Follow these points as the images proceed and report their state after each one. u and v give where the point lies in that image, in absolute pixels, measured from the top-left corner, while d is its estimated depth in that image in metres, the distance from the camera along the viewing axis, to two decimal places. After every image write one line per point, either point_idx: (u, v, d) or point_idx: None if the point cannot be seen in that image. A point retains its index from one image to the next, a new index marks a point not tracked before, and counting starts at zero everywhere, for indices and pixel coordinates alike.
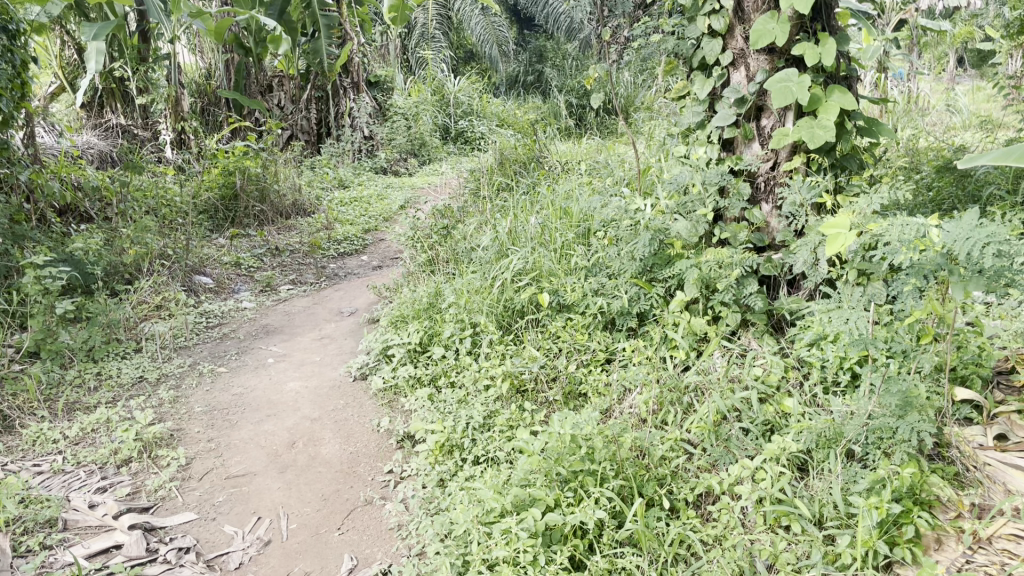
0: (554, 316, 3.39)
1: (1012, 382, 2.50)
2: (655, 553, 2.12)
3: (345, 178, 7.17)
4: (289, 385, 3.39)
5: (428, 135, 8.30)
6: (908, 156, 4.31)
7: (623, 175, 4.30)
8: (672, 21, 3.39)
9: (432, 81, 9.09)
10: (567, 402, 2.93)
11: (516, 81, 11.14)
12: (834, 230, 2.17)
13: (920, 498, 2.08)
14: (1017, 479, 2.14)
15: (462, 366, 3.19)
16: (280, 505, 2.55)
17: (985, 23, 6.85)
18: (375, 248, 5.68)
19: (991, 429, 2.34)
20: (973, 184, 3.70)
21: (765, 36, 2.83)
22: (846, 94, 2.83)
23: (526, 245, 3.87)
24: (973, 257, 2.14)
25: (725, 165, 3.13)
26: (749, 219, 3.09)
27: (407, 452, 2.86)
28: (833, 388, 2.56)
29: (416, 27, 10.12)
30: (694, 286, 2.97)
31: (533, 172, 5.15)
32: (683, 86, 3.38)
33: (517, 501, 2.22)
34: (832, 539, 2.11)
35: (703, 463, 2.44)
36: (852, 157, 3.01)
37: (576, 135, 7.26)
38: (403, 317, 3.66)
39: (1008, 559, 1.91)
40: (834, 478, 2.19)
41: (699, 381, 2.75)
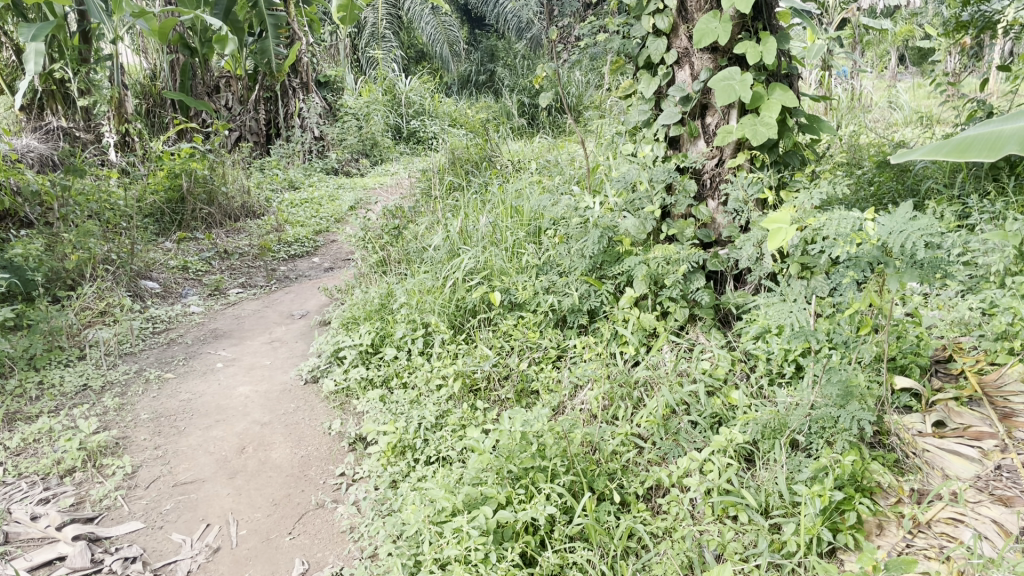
0: (505, 314, 3.40)
1: (950, 369, 2.58)
2: (605, 547, 2.14)
3: (296, 179, 7.10)
4: (239, 390, 3.35)
5: (380, 135, 8.20)
6: (850, 152, 4.40)
7: (573, 174, 4.33)
8: (618, 20, 3.42)
9: (383, 80, 9.03)
10: (519, 400, 2.95)
11: (468, 81, 11.08)
12: (776, 226, 2.23)
13: (862, 484, 2.15)
14: (954, 464, 2.22)
15: (414, 367, 3.18)
16: (229, 511, 2.52)
17: (925, 22, 7.01)
18: (326, 249, 5.64)
19: (929, 417, 2.40)
20: (911, 178, 3.79)
21: (708, 35, 2.88)
22: (787, 92, 2.91)
23: (477, 245, 3.87)
24: (907, 250, 2.20)
25: (672, 162, 3.18)
26: (695, 215, 3.15)
27: (359, 454, 2.85)
28: (778, 380, 2.63)
29: (365, 26, 10.22)
30: (643, 282, 3.00)
31: (485, 172, 5.16)
32: (630, 85, 3.45)
33: (468, 499, 2.22)
34: (778, 528, 2.15)
35: (654, 456, 2.47)
36: (794, 154, 3.09)
37: (528, 135, 7.27)
38: (354, 318, 3.63)
39: (946, 542, 1.98)
40: (779, 467, 2.25)
41: (649, 376, 2.78)
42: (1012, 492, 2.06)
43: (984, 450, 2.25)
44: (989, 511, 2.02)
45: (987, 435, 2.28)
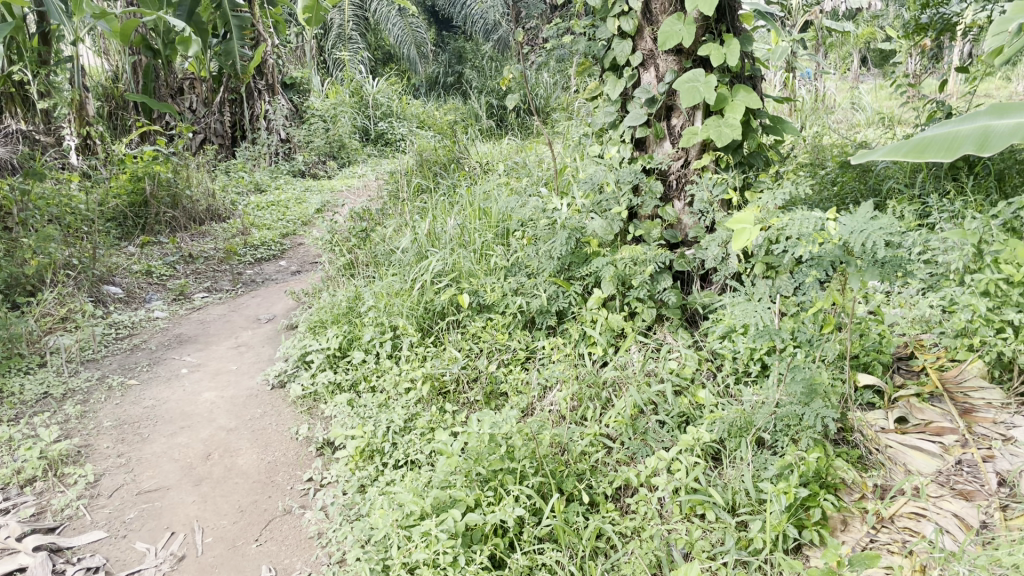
0: (474, 316, 3.39)
1: (911, 366, 2.67)
2: (574, 548, 2.14)
3: (262, 182, 7.04)
4: (204, 396, 3.30)
5: (348, 137, 8.15)
6: (814, 152, 4.45)
7: (541, 176, 4.33)
8: (583, 22, 3.43)
9: (350, 82, 8.94)
10: (488, 402, 2.94)
11: (436, 82, 11.08)
12: (740, 226, 2.26)
13: (826, 481, 2.18)
14: (916, 460, 2.27)
15: (383, 370, 3.16)
16: (194, 519, 2.48)
17: (887, 24, 7.11)
18: (294, 252, 5.59)
19: (892, 413, 2.46)
20: (873, 178, 3.85)
21: (673, 37, 2.91)
22: (751, 93, 2.96)
23: (445, 247, 3.85)
24: (868, 249, 2.26)
25: (638, 164, 3.20)
26: (662, 216, 3.17)
27: (327, 459, 2.83)
28: (744, 378, 2.67)
29: (332, 27, 10.18)
30: (610, 283, 3.02)
31: (453, 173, 5.15)
32: (596, 87, 3.46)
33: (437, 502, 2.21)
34: (744, 525, 2.17)
35: (622, 456, 2.48)
36: (758, 155, 3.14)
37: (497, 137, 7.27)
38: (322, 322, 3.59)
39: (909, 536, 2.01)
40: (745, 465, 2.27)
41: (617, 376, 2.80)
42: (972, 486, 2.11)
43: (944, 445, 2.30)
44: (950, 505, 2.05)
45: (948, 431, 2.35)
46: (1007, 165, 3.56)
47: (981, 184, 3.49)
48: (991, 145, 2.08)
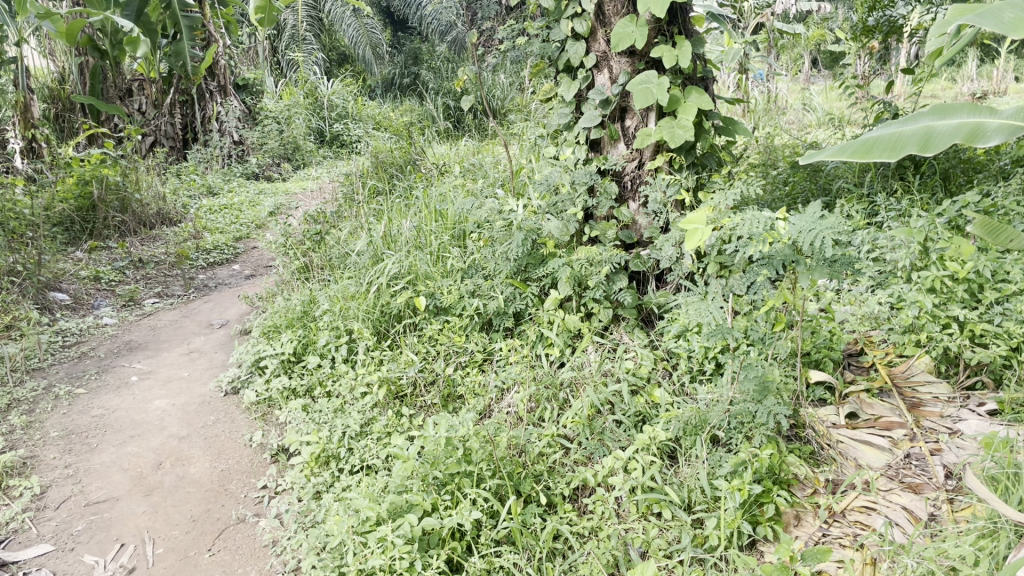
0: (431, 319, 3.35)
1: (861, 362, 2.71)
2: (531, 549, 2.14)
3: (214, 185, 6.93)
4: (155, 404, 3.24)
5: (302, 139, 8.04)
6: (765, 152, 4.52)
7: (498, 177, 4.32)
8: (537, 24, 3.44)
9: (304, 83, 8.79)
10: (446, 405, 2.93)
11: (392, 84, 10.75)
12: (692, 226, 2.30)
13: (779, 477, 2.21)
14: (867, 454, 2.31)
15: (338, 375, 3.13)
16: (145, 530, 2.43)
17: (836, 27, 7.23)
18: (247, 256, 5.51)
19: (843, 408, 2.51)
20: (823, 178, 3.91)
21: (625, 38, 2.93)
22: (703, 95, 3.00)
23: (401, 249, 3.79)
24: (817, 249, 2.31)
25: (593, 165, 3.21)
26: (617, 217, 3.19)
27: (281, 465, 2.79)
28: (698, 377, 2.70)
29: (286, 28, 10.08)
30: (567, 285, 3.03)
31: (409, 175, 5.11)
32: (550, 89, 3.48)
33: (393, 508, 2.19)
34: (700, 523, 2.19)
35: (580, 456, 2.49)
36: (711, 156, 3.18)
37: (453, 138, 7.25)
38: (276, 326, 3.54)
39: (860, 530, 2.05)
40: (701, 463, 2.29)
41: (573, 377, 2.81)
42: (920, 480, 2.15)
43: (894, 440, 2.35)
44: (900, 498, 2.10)
45: (897, 425, 2.40)
46: (951, 165, 3.65)
47: (927, 183, 3.58)
48: (934, 145, 2.12)
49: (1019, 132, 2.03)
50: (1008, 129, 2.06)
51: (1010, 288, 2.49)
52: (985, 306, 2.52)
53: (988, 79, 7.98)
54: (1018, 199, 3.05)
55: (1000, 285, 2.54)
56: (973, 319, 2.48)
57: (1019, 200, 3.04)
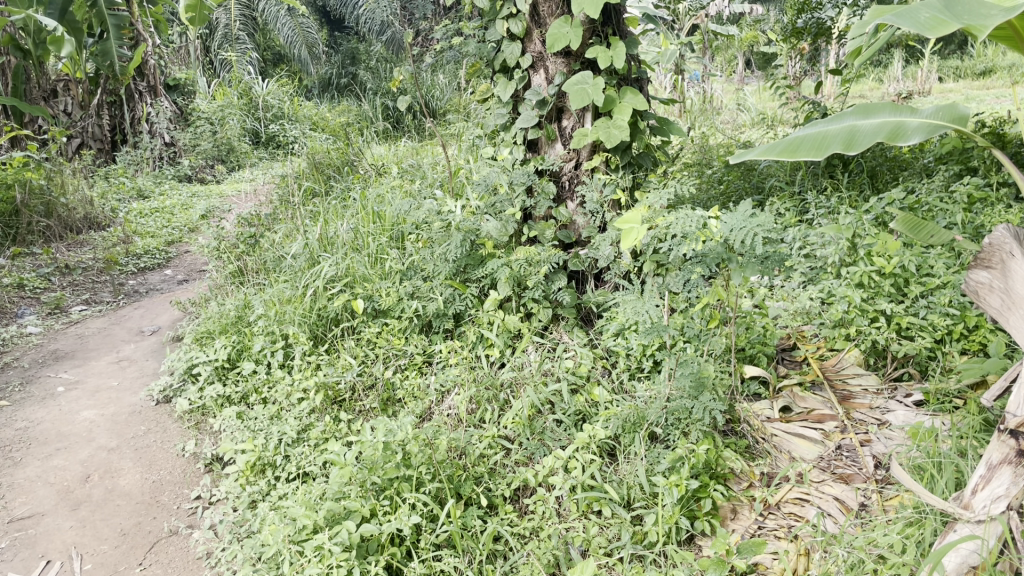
0: (369, 322, 3.29)
1: (794, 356, 2.74)
2: (472, 553, 2.13)
3: (144, 188, 6.74)
4: (83, 415, 3.13)
5: (237, 140, 7.80)
6: (701, 152, 4.58)
7: (436, 178, 4.29)
8: (473, 24, 3.43)
9: (238, 83, 8.61)
10: (385, 409, 2.89)
11: (329, 83, 10.56)
12: (628, 226, 2.35)
13: (716, 471, 2.24)
14: (800, 447, 2.36)
15: (274, 381, 3.07)
16: (71, 546, 2.35)
17: (768, 29, 7.38)
18: (180, 260, 5.37)
19: (777, 402, 2.55)
20: (756, 177, 3.98)
21: (560, 39, 2.94)
22: (637, 95, 3.05)
23: (337, 252, 3.73)
24: (748, 245, 2.39)
25: (530, 165, 3.21)
26: (556, 217, 3.21)
27: (215, 475, 2.72)
28: (637, 374, 2.73)
29: (218, 27, 9.88)
30: (506, 285, 3.02)
31: (347, 176, 5.04)
32: (487, 90, 3.49)
33: (331, 515, 2.15)
34: (640, 519, 2.21)
35: (520, 457, 2.48)
36: (646, 155, 3.23)
37: (393, 138, 7.18)
38: (209, 332, 3.45)
39: (794, 521, 2.09)
40: (639, 460, 2.31)
41: (514, 377, 2.81)
42: (851, 470, 2.23)
43: (825, 432, 2.41)
44: (831, 489, 2.16)
45: (829, 417, 2.47)
46: (878, 163, 3.76)
47: (855, 181, 3.68)
48: (857, 143, 2.17)
49: (937, 132, 2.09)
50: (928, 128, 2.12)
51: (934, 282, 2.58)
52: (911, 299, 2.61)
53: (912, 80, 8.25)
54: (940, 196, 3.15)
55: (924, 279, 2.64)
56: (899, 312, 2.56)
57: (941, 197, 3.15)
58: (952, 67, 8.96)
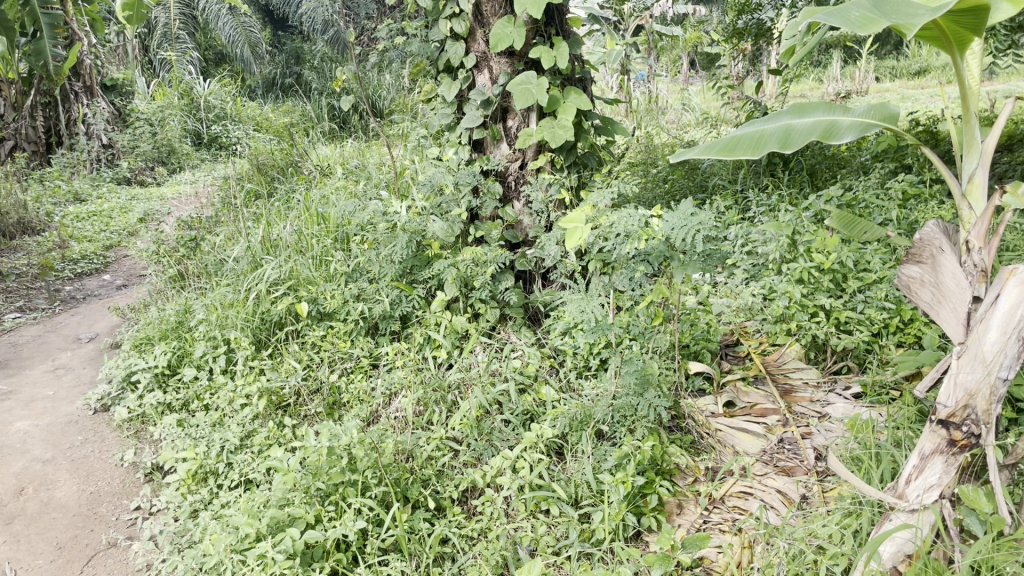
0: (314, 325, 3.25)
1: (737, 352, 2.83)
2: (419, 556, 2.12)
3: (81, 191, 6.55)
4: (16, 426, 3.03)
5: (177, 141, 7.61)
6: (646, 151, 4.63)
7: (382, 178, 4.26)
8: (416, 24, 3.42)
9: (178, 83, 8.43)
10: (331, 413, 2.85)
11: (273, 83, 10.40)
12: (572, 225, 2.38)
13: (661, 467, 2.26)
14: (743, 441, 2.40)
15: (216, 387, 3.01)
16: (5, 561, 2.27)
17: (711, 29, 7.50)
18: (119, 265, 5.23)
19: (720, 397, 2.60)
20: (700, 175, 4.04)
21: (504, 39, 2.94)
22: (581, 96, 3.08)
23: (281, 254, 3.67)
24: (689, 243, 2.45)
25: (475, 165, 3.20)
26: (502, 217, 3.21)
27: (156, 485, 2.66)
28: (585, 372, 2.75)
29: (157, 26, 9.67)
30: (453, 285, 3.01)
31: (291, 177, 4.97)
32: (432, 90, 3.48)
33: (274, 522, 2.12)
34: (587, 517, 2.22)
35: (468, 458, 2.47)
36: (591, 155, 3.28)
37: (339, 139, 7.10)
38: (148, 339, 3.36)
39: (738, 515, 2.12)
40: (586, 458, 2.32)
41: (461, 378, 2.80)
42: (793, 463, 2.27)
43: (768, 426, 2.46)
44: (774, 482, 2.20)
45: (771, 411, 2.51)
46: (817, 161, 3.86)
47: (795, 178, 3.75)
48: (792, 142, 2.21)
49: (869, 130, 2.14)
50: (861, 127, 2.17)
51: (871, 277, 2.65)
52: (849, 294, 2.67)
53: (850, 80, 8.45)
54: (876, 193, 3.24)
55: (862, 274, 2.71)
56: (838, 307, 2.62)
57: (877, 194, 3.24)
58: (889, 67, 9.21)
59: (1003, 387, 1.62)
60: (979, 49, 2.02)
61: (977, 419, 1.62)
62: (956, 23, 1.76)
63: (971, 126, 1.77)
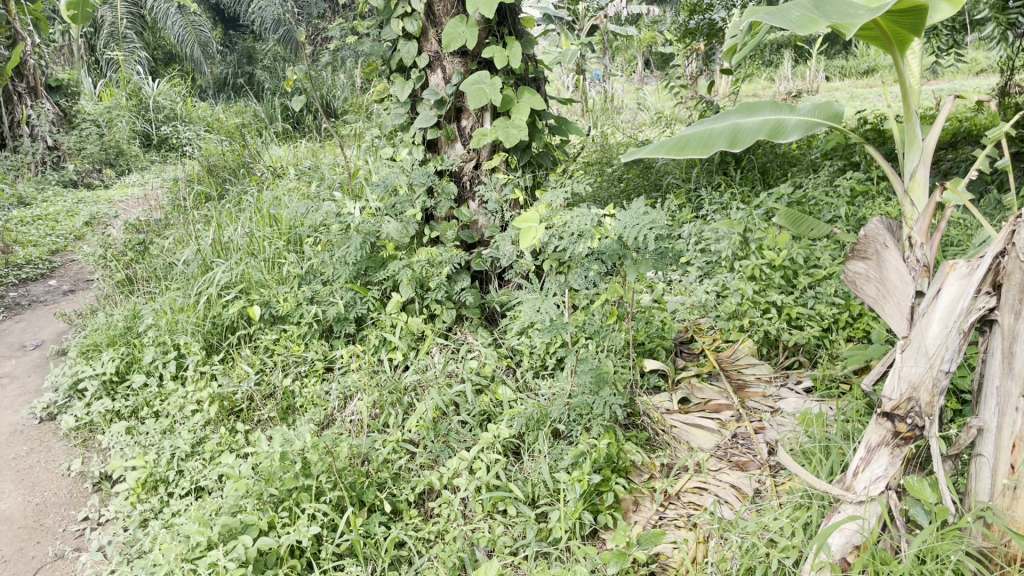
0: (267, 329, 3.20)
1: (692, 349, 2.85)
2: (374, 561, 2.10)
3: (25, 195, 6.38)
4: None
5: (126, 143, 7.45)
6: (601, 151, 4.66)
7: (335, 178, 4.21)
8: (367, 24, 3.38)
9: (126, 83, 8.25)
10: (284, 418, 2.82)
11: (225, 84, 10.25)
12: (526, 225, 2.36)
13: (618, 465, 2.27)
14: (697, 436, 2.43)
15: (167, 394, 2.95)
16: None
17: (665, 28, 7.56)
18: (65, 270, 5.10)
19: (675, 394, 2.62)
20: (654, 174, 4.07)
21: (457, 39, 2.93)
22: (535, 95, 3.10)
23: (232, 257, 3.61)
24: (640, 242, 2.46)
25: (430, 165, 3.19)
26: (458, 217, 3.21)
27: (105, 494, 2.60)
28: (542, 371, 2.75)
29: (103, 25, 9.45)
30: (408, 286, 2.99)
31: (243, 179, 4.90)
32: (384, 89, 3.45)
33: (226, 530, 2.08)
34: (544, 516, 2.22)
35: (425, 460, 2.45)
36: (546, 154, 3.30)
37: (292, 139, 7.02)
38: (95, 345, 3.28)
39: (692, 510, 2.14)
40: (543, 458, 2.32)
41: (418, 380, 2.78)
42: (746, 457, 2.31)
43: (721, 421, 2.49)
44: (728, 477, 2.23)
45: (724, 407, 2.55)
46: (768, 159, 3.92)
47: (747, 177, 3.80)
48: (741, 141, 2.24)
49: (814, 129, 2.19)
50: (806, 126, 2.21)
51: (821, 273, 2.72)
52: (800, 290, 2.73)
53: (802, 79, 8.59)
54: (825, 190, 3.30)
55: (812, 270, 2.77)
56: (789, 303, 2.68)
57: (826, 191, 3.30)
58: (839, 66, 9.39)
59: (945, 379, 1.65)
60: (919, 48, 2.06)
61: (920, 411, 1.66)
62: (897, 24, 1.79)
63: (911, 125, 1.81)
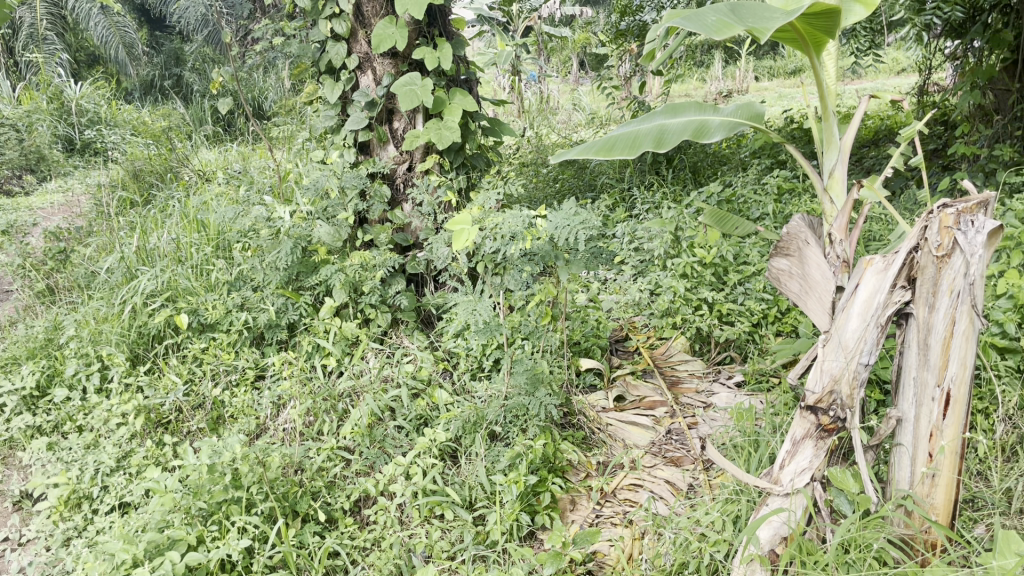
0: (196, 338, 3.12)
1: (626, 347, 2.87)
2: (307, 571, 2.07)
3: None
4: None
5: (47, 148, 7.17)
6: (535, 151, 4.67)
7: (266, 182, 4.13)
8: (295, 25, 3.32)
9: (46, 86, 7.93)
10: (215, 429, 2.76)
11: (151, 86, 9.97)
12: (458, 227, 2.35)
13: (554, 465, 2.28)
14: (633, 434, 2.46)
15: (91, 407, 2.85)
16: None
17: (598, 29, 7.64)
18: None
19: (611, 392, 2.64)
20: (588, 174, 4.10)
21: (386, 40, 2.90)
22: (467, 96, 3.09)
23: (158, 264, 3.51)
24: (571, 242, 2.47)
25: (361, 168, 3.15)
26: (391, 220, 3.18)
27: (25, 514, 2.50)
28: (479, 373, 2.75)
29: (21, 26, 9.06)
30: (342, 291, 2.95)
31: (170, 184, 4.78)
32: (314, 91, 3.40)
33: (152, 546, 2.01)
34: (482, 518, 2.22)
35: (360, 467, 2.42)
36: (480, 155, 3.30)
37: (223, 143, 6.87)
38: (14, 358, 3.15)
39: (628, 507, 2.16)
40: (479, 460, 2.32)
41: (353, 386, 2.75)
42: (680, 453, 2.35)
43: (656, 418, 2.53)
44: (662, 473, 2.26)
45: (659, 404, 2.59)
46: (698, 159, 3.99)
47: (678, 176, 3.86)
48: (667, 141, 2.27)
49: (736, 129, 2.23)
50: (729, 125, 2.25)
51: (749, 270, 2.77)
52: (730, 287, 2.77)
53: (732, 79, 8.79)
54: (753, 188, 3.38)
55: (740, 267, 2.83)
56: (719, 300, 2.73)
57: (754, 189, 3.37)
58: (767, 67, 9.64)
59: (864, 371, 1.70)
60: (834, 48, 2.11)
61: (842, 403, 1.70)
62: (814, 26, 1.84)
63: (829, 123, 1.85)
